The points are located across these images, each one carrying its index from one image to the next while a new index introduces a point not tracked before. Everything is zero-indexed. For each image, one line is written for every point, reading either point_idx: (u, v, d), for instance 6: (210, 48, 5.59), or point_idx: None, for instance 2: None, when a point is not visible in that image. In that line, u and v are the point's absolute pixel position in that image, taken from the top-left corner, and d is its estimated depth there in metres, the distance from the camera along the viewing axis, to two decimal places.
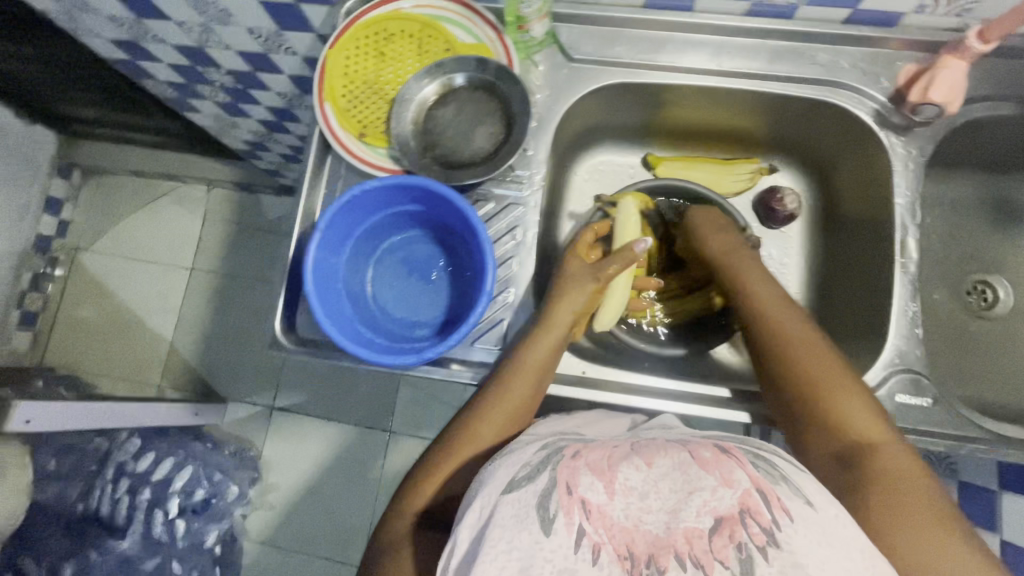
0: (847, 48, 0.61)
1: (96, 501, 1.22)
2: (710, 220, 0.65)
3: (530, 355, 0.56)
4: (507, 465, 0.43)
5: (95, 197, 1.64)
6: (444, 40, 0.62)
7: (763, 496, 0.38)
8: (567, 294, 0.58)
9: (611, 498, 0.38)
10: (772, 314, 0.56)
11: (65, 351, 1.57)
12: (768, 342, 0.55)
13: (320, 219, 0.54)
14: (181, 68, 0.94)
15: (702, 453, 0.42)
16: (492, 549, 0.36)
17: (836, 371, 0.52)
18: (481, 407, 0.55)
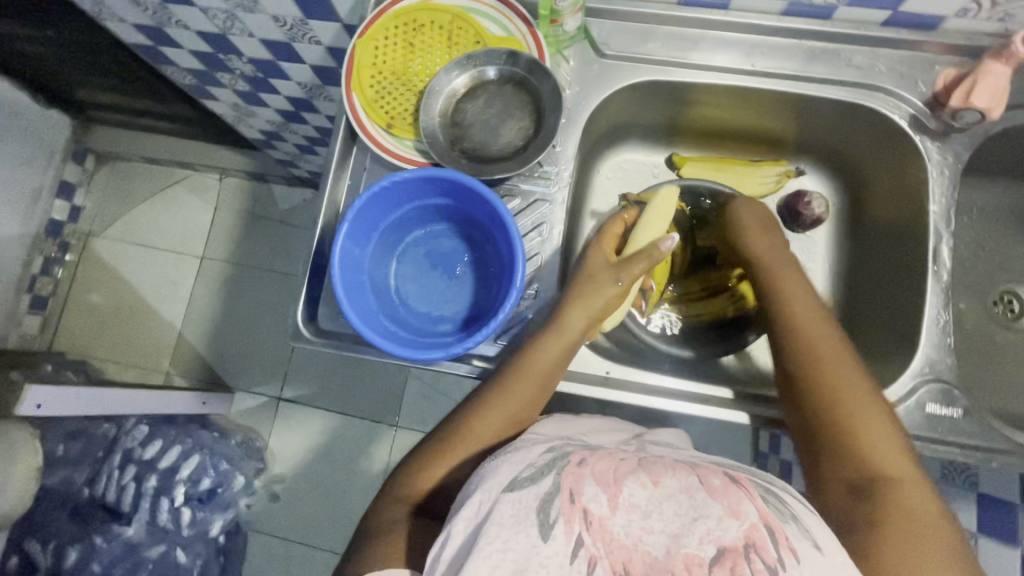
0: (883, 51, 0.60)
1: (102, 487, 1.22)
2: (755, 223, 0.64)
3: (537, 357, 0.55)
4: (510, 463, 0.42)
5: (109, 183, 1.64)
6: (474, 33, 0.61)
7: (770, 532, 0.37)
8: (585, 296, 0.57)
9: (613, 512, 0.37)
10: (810, 327, 0.55)
11: (73, 335, 1.57)
12: (804, 353, 0.54)
13: (350, 210, 0.53)
14: (202, 55, 0.94)
15: (711, 478, 0.40)
16: (487, 547, 0.36)
17: (866, 394, 0.51)
18: (484, 403, 0.54)
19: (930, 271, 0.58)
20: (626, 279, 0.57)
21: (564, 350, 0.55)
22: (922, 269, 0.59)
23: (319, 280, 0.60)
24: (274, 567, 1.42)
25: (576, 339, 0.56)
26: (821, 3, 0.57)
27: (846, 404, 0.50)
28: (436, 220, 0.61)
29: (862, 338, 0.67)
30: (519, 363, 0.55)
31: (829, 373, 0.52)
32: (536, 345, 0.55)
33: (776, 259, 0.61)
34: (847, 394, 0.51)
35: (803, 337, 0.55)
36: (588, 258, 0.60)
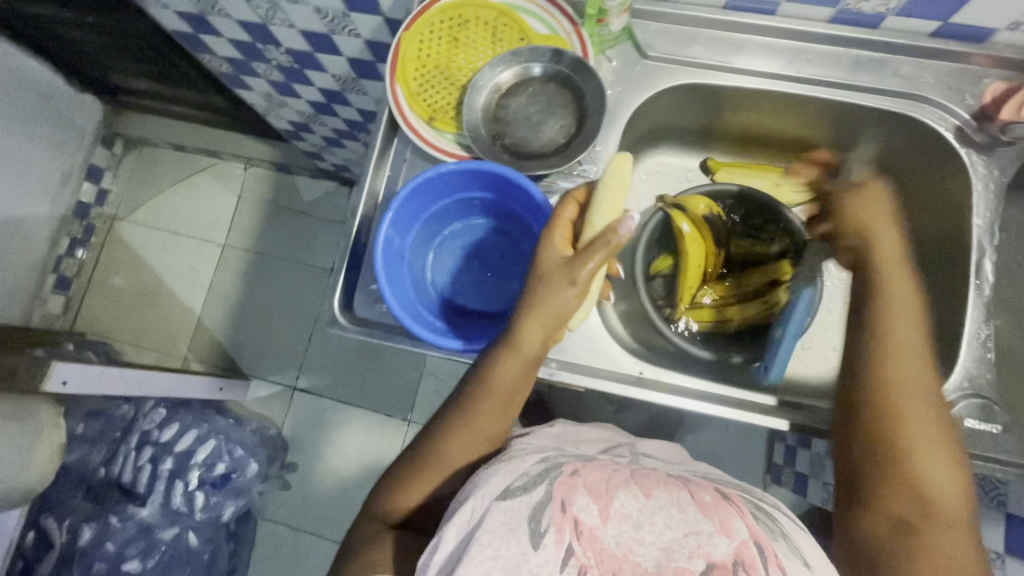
0: (931, 62, 0.60)
1: (119, 467, 1.24)
2: (888, 240, 0.56)
3: (496, 379, 0.52)
4: (504, 472, 0.42)
5: (136, 168, 1.66)
6: (519, 30, 0.61)
7: (759, 550, 0.37)
8: (542, 305, 0.50)
9: (604, 522, 0.37)
10: (908, 354, 0.51)
11: (95, 317, 1.59)
12: (886, 386, 0.50)
13: (394, 199, 0.54)
14: (241, 44, 0.95)
15: (702, 497, 0.41)
16: (478, 554, 0.35)
17: (940, 434, 0.49)
18: (449, 428, 0.54)
19: (971, 285, 0.58)
20: (583, 276, 0.48)
21: (526, 363, 0.52)
22: (963, 283, 0.59)
23: (353, 270, 0.61)
24: (281, 555, 1.42)
25: (535, 352, 0.52)
26: (871, 11, 0.57)
27: (912, 442, 0.48)
28: (473, 213, 0.61)
29: None
30: (478, 381, 0.53)
31: (915, 404, 0.49)
32: (493, 362, 0.52)
33: (892, 269, 0.55)
34: (918, 433, 0.49)
35: (891, 371, 0.50)
36: (540, 255, 0.51)
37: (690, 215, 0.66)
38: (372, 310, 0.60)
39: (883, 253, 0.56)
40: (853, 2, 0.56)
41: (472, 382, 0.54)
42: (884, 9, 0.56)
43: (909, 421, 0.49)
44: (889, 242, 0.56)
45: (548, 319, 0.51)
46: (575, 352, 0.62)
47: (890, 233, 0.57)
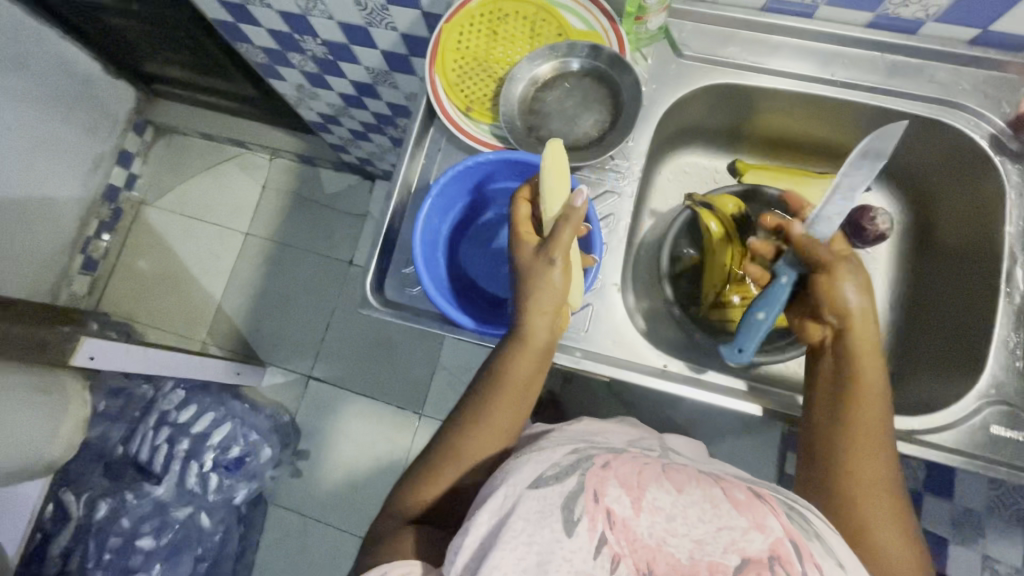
0: (968, 69, 0.60)
1: (137, 445, 1.26)
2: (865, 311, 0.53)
3: (512, 372, 0.53)
4: (534, 462, 0.42)
5: (165, 155, 1.70)
6: (558, 26, 0.62)
7: (795, 548, 0.35)
8: (535, 291, 0.51)
9: (637, 513, 0.36)
10: (874, 421, 0.51)
11: (117, 299, 1.62)
12: (850, 494, 0.49)
13: (433, 186, 0.57)
14: (278, 34, 0.97)
15: (735, 492, 0.38)
16: (513, 539, 0.35)
17: (903, 535, 0.48)
18: (464, 421, 0.53)
19: (1001, 292, 0.58)
20: (558, 257, 0.51)
21: (537, 354, 0.53)
22: (993, 291, 0.59)
23: (386, 254, 0.62)
24: (288, 542, 1.44)
25: (542, 342, 0.53)
26: (910, 16, 0.57)
27: (880, 548, 0.47)
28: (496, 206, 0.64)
29: (920, 357, 0.65)
30: (494, 373, 0.53)
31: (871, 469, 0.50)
32: (504, 356, 0.53)
33: (868, 367, 0.52)
34: (885, 542, 0.48)
35: (858, 479, 0.49)
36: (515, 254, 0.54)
37: (718, 215, 0.67)
38: (406, 296, 0.61)
39: (854, 348, 0.53)
40: (892, 7, 0.56)
41: (487, 378, 0.54)
42: (923, 15, 0.56)
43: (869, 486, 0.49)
44: (869, 337, 0.53)
45: (549, 305, 0.52)
46: (603, 344, 0.62)
47: (873, 329, 0.53)
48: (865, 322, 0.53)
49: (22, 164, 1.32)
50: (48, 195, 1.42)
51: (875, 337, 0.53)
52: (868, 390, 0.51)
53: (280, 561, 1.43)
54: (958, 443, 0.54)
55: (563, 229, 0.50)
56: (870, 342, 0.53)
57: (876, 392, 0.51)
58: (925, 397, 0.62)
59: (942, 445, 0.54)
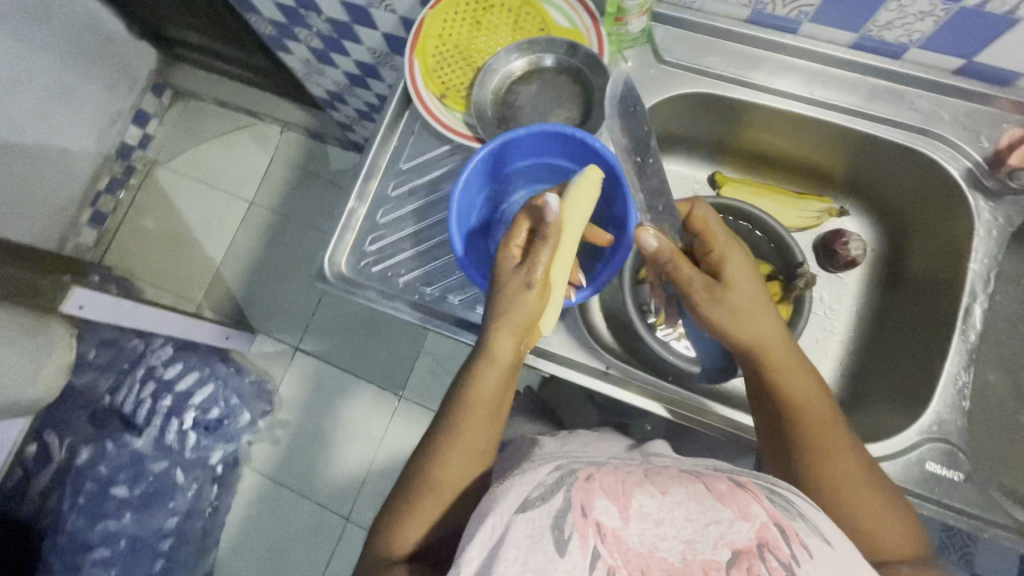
0: (951, 99, 0.59)
1: (123, 397, 1.28)
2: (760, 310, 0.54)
3: (479, 391, 0.53)
4: (518, 484, 0.40)
5: (180, 118, 1.74)
6: (540, 21, 0.62)
7: (781, 531, 0.37)
8: (506, 312, 0.52)
9: (626, 522, 0.36)
10: (813, 411, 0.51)
11: (122, 254, 1.66)
12: (837, 496, 0.49)
13: (537, 125, 0.55)
14: (286, 9, 0.99)
15: (717, 486, 0.40)
16: (506, 569, 0.33)
17: (891, 506, 0.49)
18: (438, 452, 0.52)
19: (957, 330, 0.57)
20: (537, 276, 0.51)
21: (504, 373, 0.53)
22: (951, 327, 0.58)
23: (349, 231, 0.63)
24: (263, 508, 1.47)
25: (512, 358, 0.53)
26: (893, 40, 0.56)
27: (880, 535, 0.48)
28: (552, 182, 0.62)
29: (873, 388, 0.65)
30: (463, 395, 0.53)
31: (837, 458, 0.49)
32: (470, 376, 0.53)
33: (781, 361, 0.53)
34: (881, 526, 0.48)
35: (835, 478, 0.49)
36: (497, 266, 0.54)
37: None
38: (359, 271, 0.62)
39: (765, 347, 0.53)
40: (875, 30, 0.55)
41: (456, 399, 0.54)
42: (905, 40, 0.55)
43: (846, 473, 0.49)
44: (770, 326, 0.53)
45: (518, 326, 0.52)
46: (552, 340, 0.64)
47: (764, 312, 0.53)
48: (752, 309, 0.53)
49: (40, 113, 1.36)
50: (64, 146, 1.47)
51: (772, 319, 0.54)
52: (795, 373, 0.52)
53: (253, 525, 1.46)
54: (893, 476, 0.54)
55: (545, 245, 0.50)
56: (772, 330, 0.53)
57: (799, 373, 0.52)
58: (872, 424, 0.61)
59: None
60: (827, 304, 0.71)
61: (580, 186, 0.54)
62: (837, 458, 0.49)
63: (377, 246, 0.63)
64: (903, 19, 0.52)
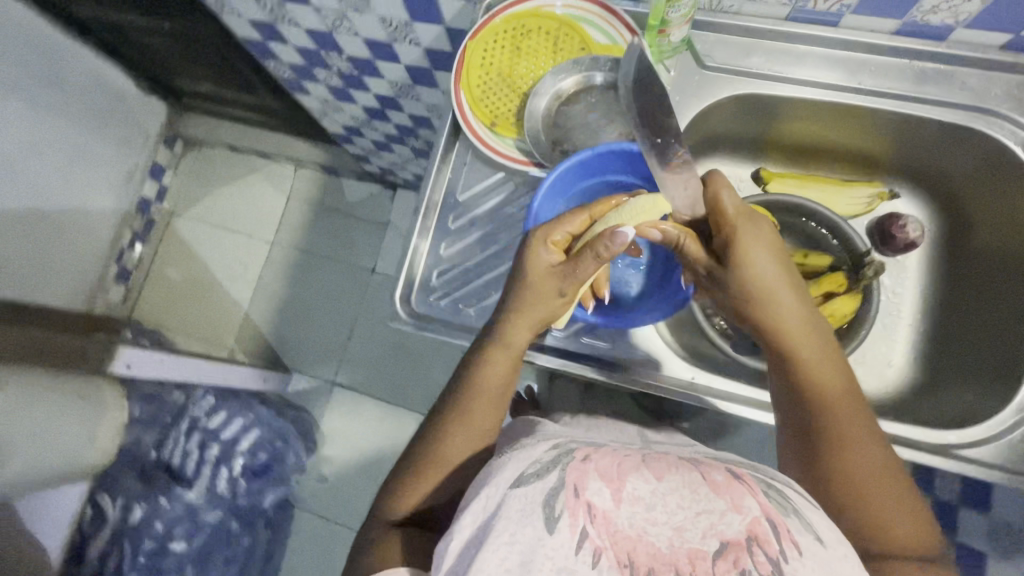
0: (1000, 75, 0.59)
1: (170, 450, 1.28)
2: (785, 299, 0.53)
3: (488, 378, 0.56)
4: (516, 460, 0.39)
5: (194, 167, 1.75)
6: (580, 40, 0.63)
7: (771, 526, 0.35)
8: (527, 310, 0.54)
9: (617, 504, 0.35)
10: (831, 396, 0.51)
11: (151, 308, 1.67)
12: (851, 479, 0.49)
13: (601, 145, 0.56)
14: (306, 51, 1.00)
15: (713, 475, 0.37)
16: (495, 539, 0.33)
17: (905, 500, 0.49)
18: (443, 428, 0.55)
19: None
20: (570, 289, 0.53)
21: (513, 364, 0.56)
22: None
23: (415, 267, 0.64)
24: (315, 546, 1.46)
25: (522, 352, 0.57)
26: (937, 23, 0.56)
27: (891, 524, 0.48)
28: None
29: (955, 369, 0.65)
30: (473, 381, 0.56)
31: (849, 443, 0.50)
32: (484, 359, 0.56)
33: (803, 345, 0.52)
34: (892, 515, 0.48)
35: (850, 466, 0.49)
36: (528, 262, 0.54)
37: None
38: (432, 306, 0.63)
39: (785, 330, 0.53)
40: (920, 15, 0.56)
41: (465, 383, 0.56)
42: (951, 21, 0.56)
43: (857, 460, 0.49)
44: (791, 311, 0.53)
45: (535, 324, 0.56)
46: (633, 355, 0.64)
47: (787, 296, 0.53)
48: (772, 294, 0.52)
49: (60, 177, 1.38)
50: (85, 207, 1.47)
51: (796, 303, 0.53)
52: (815, 357, 0.52)
53: (309, 565, 1.45)
54: (996, 459, 0.54)
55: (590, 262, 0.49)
56: (794, 315, 0.53)
57: (821, 360, 0.52)
58: (958, 407, 0.61)
59: (978, 461, 0.54)
60: (892, 287, 0.71)
61: (642, 214, 0.52)
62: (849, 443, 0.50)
63: (443, 280, 0.64)
64: (950, 2, 0.53)
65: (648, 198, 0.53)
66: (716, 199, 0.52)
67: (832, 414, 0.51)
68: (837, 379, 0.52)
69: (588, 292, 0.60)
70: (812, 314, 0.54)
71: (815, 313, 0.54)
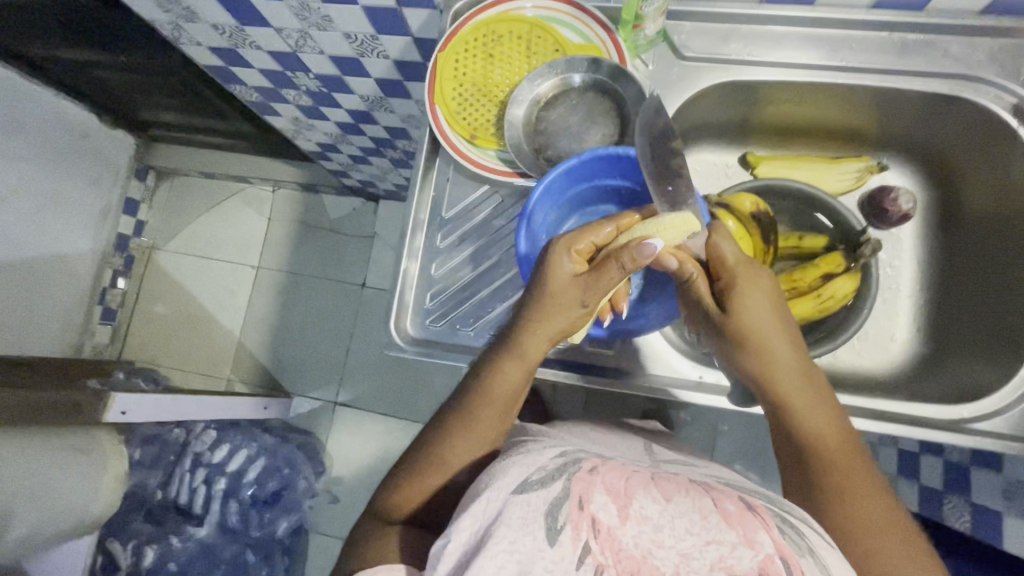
0: (981, 39, 0.58)
1: (175, 490, 1.26)
2: (778, 344, 0.53)
3: (498, 385, 0.52)
4: (521, 464, 0.37)
5: (170, 198, 1.70)
6: (554, 42, 0.61)
7: (788, 566, 0.31)
8: (546, 322, 0.52)
9: (624, 521, 0.32)
10: (830, 440, 0.51)
11: (141, 345, 1.64)
12: (857, 530, 0.47)
13: (585, 152, 0.55)
14: (271, 73, 0.97)
15: (725, 504, 0.34)
16: (492, 548, 0.31)
17: (914, 553, 0.47)
18: (449, 429, 0.52)
19: None
20: (593, 302, 0.51)
21: (526, 372, 0.53)
22: None
23: (407, 292, 0.62)
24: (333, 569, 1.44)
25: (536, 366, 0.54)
26: None
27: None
28: (609, 204, 0.61)
29: (958, 340, 0.65)
30: (481, 385, 0.53)
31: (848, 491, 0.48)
32: (496, 368, 0.53)
33: (800, 391, 0.52)
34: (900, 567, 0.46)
35: (850, 511, 0.48)
36: (551, 268, 0.51)
37: (736, 214, 0.63)
38: (427, 330, 0.61)
39: (781, 376, 0.52)
40: None
41: (473, 387, 0.53)
42: None
43: (857, 508, 0.48)
44: (786, 357, 0.53)
45: (553, 334, 0.53)
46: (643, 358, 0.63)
47: (783, 342, 0.53)
48: (767, 340, 0.53)
49: (33, 223, 1.33)
50: (61, 252, 1.43)
51: (791, 349, 0.53)
52: (812, 401, 0.52)
53: None
54: (1010, 430, 0.54)
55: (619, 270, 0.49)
56: (788, 359, 0.53)
57: (817, 403, 0.52)
58: (965, 381, 0.61)
59: (994, 433, 0.54)
60: (888, 262, 0.70)
61: (673, 231, 0.50)
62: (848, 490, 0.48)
63: (437, 301, 0.62)
64: None
65: (677, 216, 0.51)
66: (713, 246, 0.54)
67: (830, 459, 0.50)
68: (835, 423, 0.51)
69: (606, 306, 0.58)
70: (806, 358, 0.54)
71: (811, 363, 0.54)
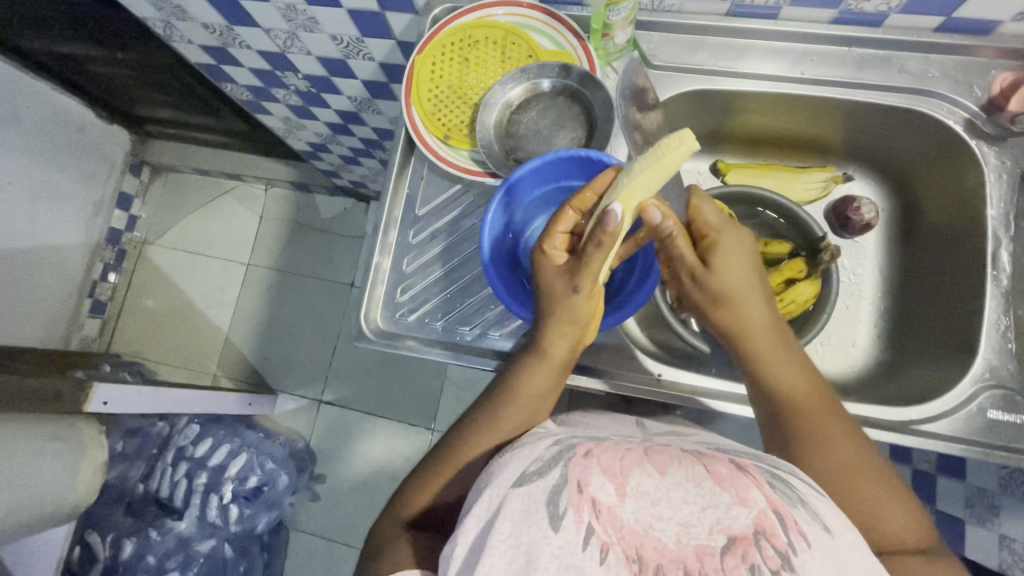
0: (937, 56, 0.60)
1: (157, 482, 1.26)
2: (755, 300, 0.54)
3: (525, 383, 0.53)
4: (517, 460, 0.38)
5: (163, 195, 1.72)
6: (528, 48, 0.63)
7: (780, 518, 0.32)
8: (554, 315, 0.53)
9: (622, 499, 0.32)
10: (806, 395, 0.52)
11: (128, 339, 1.64)
12: (840, 476, 0.48)
13: (549, 151, 0.57)
14: (261, 73, 0.99)
15: (717, 467, 0.35)
16: (499, 544, 0.32)
17: (897, 494, 0.48)
18: (466, 432, 0.52)
19: (989, 276, 0.59)
20: (586, 283, 0.50)
21: (553, 371, 0.54)
22: (981, 273, 0.60)
23: (378, 286, 0.64)
24: (312, 567, 1.43)
25: (565, 356, 0.54)
26: (873, 11, 0.57)
27: (884, 525, 0.46)
28: None
29: (914, 346, 0.66)
30: (508, 385, 0.53)
31: (828, 447, 0.49)
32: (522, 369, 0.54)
33: (772, 347, 0.53)
34: (880, 510, 0.47)
35: (834, 463, 0.48)
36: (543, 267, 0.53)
37: None
38: (395, 323, 0.63)
39: (754, 333, 0.54)
40: (854, 3, 0.57)
41: (500, 387, 0.54)
42: (887, 8, 0.56)
43: (840, 462, 0.48)
44: (761, 317, 0.54)
45: (567, 326, 0.53)
46: (607, 357, 0.65)
47: (759, 301, 0.54)
48: (742, 299, 0.54)
49: (24, 213, 1.34)
50: (53, 243, 1.44)
51: (763, 310, 0.54)
52: (781, 358, 0.53)
53: None
54: (956, 429, 0.55)
55: (595, 251, 0.48)
56: (763, 315, 0.54)
57: (787, 362, 0.53)
58: (916, 385, 0.62)
59: (938, 435, 0.55)
60: (850, 269, 0.73)
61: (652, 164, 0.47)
62: (832, 448, 0.48)
63: (408, 295, 0.64)
64: None
65: (673, 137, 0.47)
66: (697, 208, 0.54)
67: (807, 416, 0.50)
68: (808, 378, 0.53)
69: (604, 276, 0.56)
70: (776, 316, 0.55)
71: (782, 326, 0.55)
